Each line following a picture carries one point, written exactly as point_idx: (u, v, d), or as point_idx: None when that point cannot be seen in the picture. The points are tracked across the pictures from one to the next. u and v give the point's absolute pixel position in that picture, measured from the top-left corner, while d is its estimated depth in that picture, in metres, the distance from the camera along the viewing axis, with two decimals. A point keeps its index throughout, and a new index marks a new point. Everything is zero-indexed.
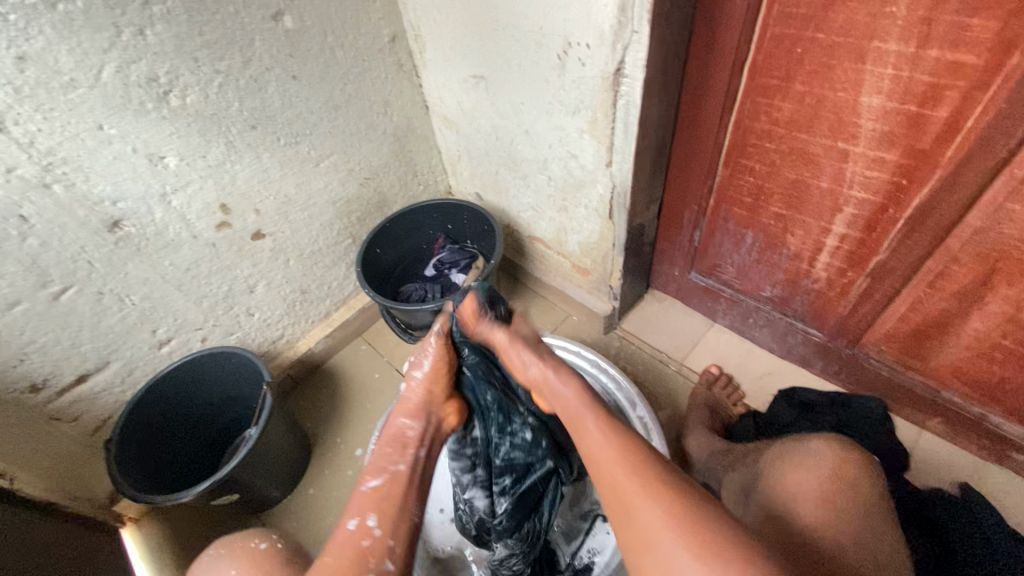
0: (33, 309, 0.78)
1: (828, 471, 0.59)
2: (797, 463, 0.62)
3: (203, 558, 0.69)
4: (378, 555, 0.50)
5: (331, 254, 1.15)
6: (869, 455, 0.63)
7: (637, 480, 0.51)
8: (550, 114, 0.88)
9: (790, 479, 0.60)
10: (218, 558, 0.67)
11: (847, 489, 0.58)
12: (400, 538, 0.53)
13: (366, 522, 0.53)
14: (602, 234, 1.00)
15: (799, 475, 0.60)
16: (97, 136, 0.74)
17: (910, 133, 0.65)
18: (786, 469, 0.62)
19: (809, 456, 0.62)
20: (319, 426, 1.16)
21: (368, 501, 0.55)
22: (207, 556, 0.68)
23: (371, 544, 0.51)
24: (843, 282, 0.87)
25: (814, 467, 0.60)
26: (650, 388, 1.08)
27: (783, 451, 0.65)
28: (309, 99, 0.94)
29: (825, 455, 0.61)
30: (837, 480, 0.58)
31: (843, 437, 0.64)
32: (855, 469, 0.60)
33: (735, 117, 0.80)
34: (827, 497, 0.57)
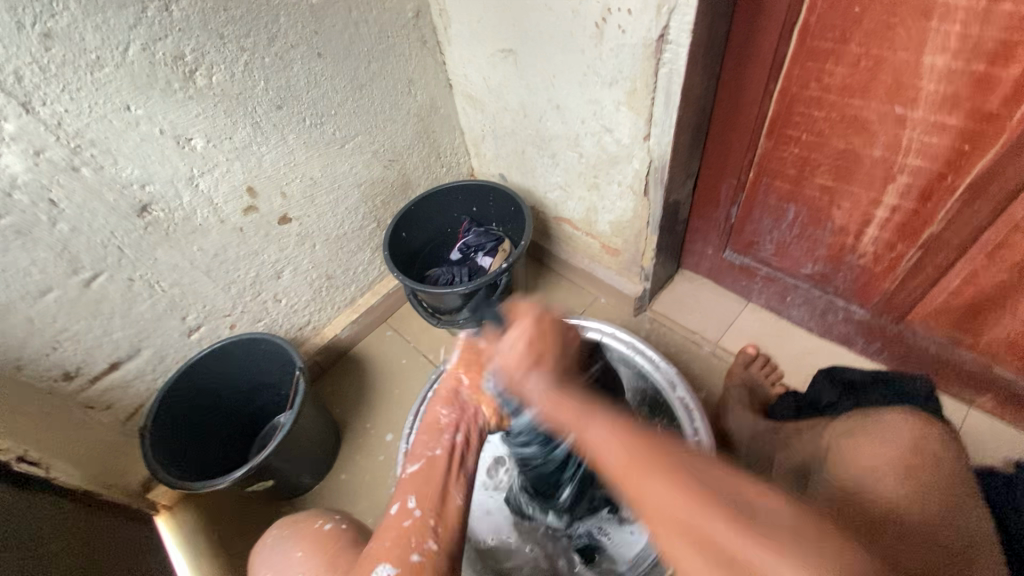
0: (65, 295, 0.77)
1: (907, 445, 0.59)
2: (869, 434, 0.62)
3: (266, 541, 0.68)
4: (417, 536, 0.51)
5: (356, 239, 1.13)
6: (948, 428, 0.62)
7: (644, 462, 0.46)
8: (585, 87, 0.85)
9: (870, 447, 0.60)
10: (280, 541, 0.66)
11: (931, 466, 0.57)
12: (441, 518, 0.53)
13: (406, 504, 0.53)
14: (635, 212, 0.98)
15: (877, 448, 0.60)
16: (125, 117, 0.72)
17: (976, 95, 0.62)
18: (859, 444, 0.62)
19: (883, 431, 0.61)
20: (348, 412, 1.15)
21: (410, 483, 0.55)
22: (270, 539, 0.68)
23: (411, 526, 0.51)
24: (891, 256, 0.84)
25: (890, 442, 0.60)
26: (684, 369, 1.06)
27: (855, 422, 0.66)
28: (334, 77, 0.91)
29: (902, 429, 0.61)
30: (921, 452, 0.58)
31: (916, 411, 0.63)
32: (935, 443, 0.59)
33: (781, 85, 0.76)
34: (910, 472, 0.56)
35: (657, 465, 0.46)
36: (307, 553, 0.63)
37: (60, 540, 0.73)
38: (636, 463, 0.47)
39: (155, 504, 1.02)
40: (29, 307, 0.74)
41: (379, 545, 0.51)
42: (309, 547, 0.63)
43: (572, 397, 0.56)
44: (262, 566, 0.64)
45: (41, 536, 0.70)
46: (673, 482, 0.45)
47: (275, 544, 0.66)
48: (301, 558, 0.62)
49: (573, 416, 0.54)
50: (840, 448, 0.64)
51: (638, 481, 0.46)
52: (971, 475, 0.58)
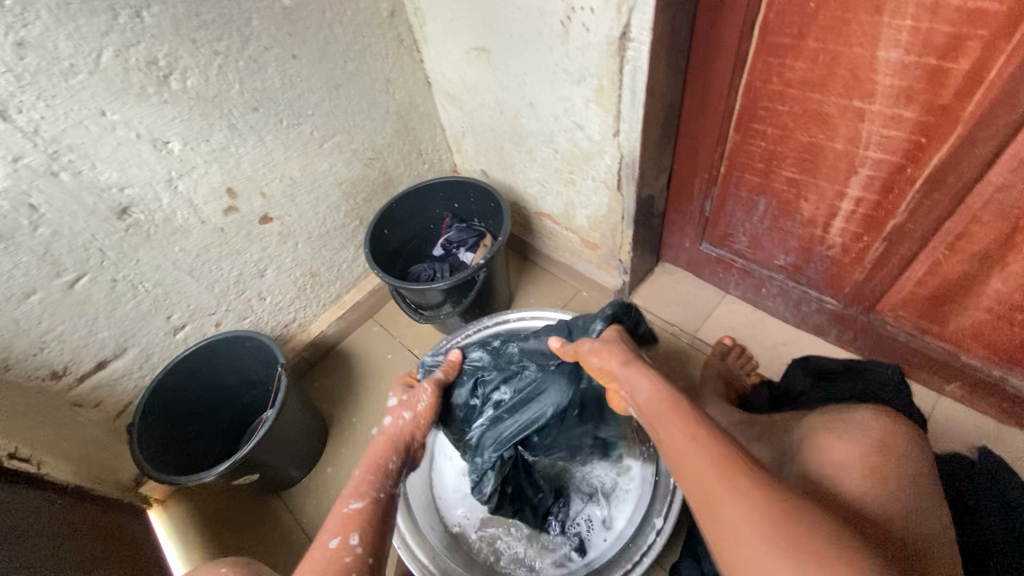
0: (49, 297, 0.79)
1: (873, 441, 0.61)
2: (841, 433, 0.64)
3: None
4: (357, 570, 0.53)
5: (339, 237, 1.15)
6: (913, 425, 0.66)
7: (743, 485, 0.48)
8: (555, 84, 0.86)
9: (842, 446, 0.62)
10: None
11: (891, 459, 0.60)
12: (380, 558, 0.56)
13: (347, 539, 0.56)
14: (610, 207, 0.99)
15: (842, 447, 0.62)
16: (101, 122, 0.74)
17: (929, 88, 0.63)
18: (827, 438, 0.64)
19: (852, 432, 0.63)
20: (335, 406, 1.17)
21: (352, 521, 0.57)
22: None
23: (351, 562, 0.54)
24: (858, 247, 0.85)
25: (855, 439, 0.62)
26: (662, 361, 1.08)
27: (825, 421, 0.68)
28: (310, 78, 0.93)
29: (868, 427, 0.63)
30: (884, 447, 0.61)
31: (884, 407, 0.67)
32: (900, 441, 0.62)
33: (745, 80, 0.77)
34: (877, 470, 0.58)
35: (754, 507, 0.46)
36: None
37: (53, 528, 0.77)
38: (731, 506, 0.47)
39: (147, 498, 1.05)
40: (14, 310, 0.76)
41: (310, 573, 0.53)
42: None
43: (678, 414, 0.56)
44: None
45: (31, 530, 0.72)
46: (756, 521, 0.45)
47: None
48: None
49: (674, 447, 0.54)
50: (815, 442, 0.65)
51: (731, 529, 0.46)
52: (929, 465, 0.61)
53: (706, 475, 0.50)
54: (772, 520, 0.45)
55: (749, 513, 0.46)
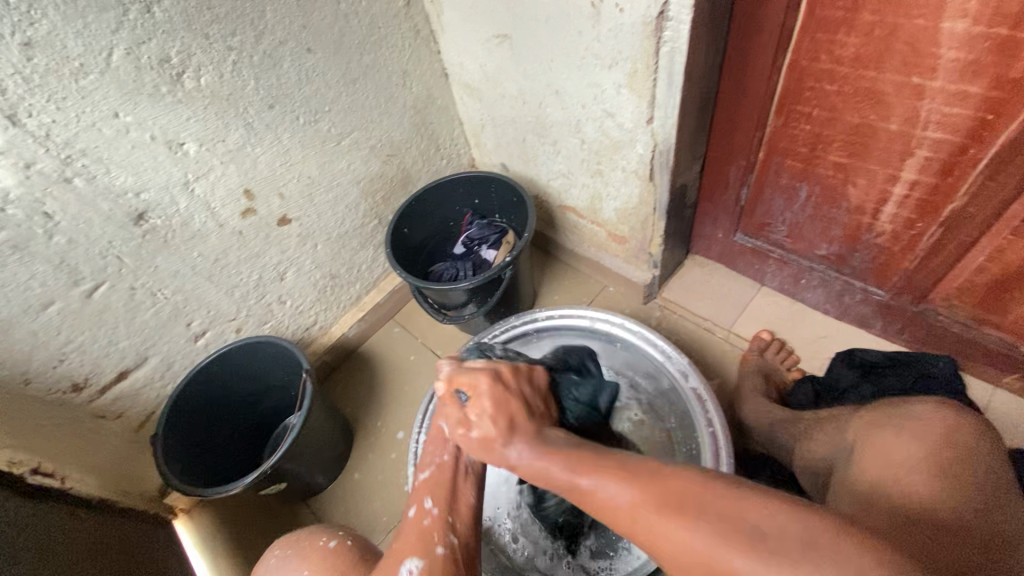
0: (67, 308, 0.77)
1: (938, 439, 0.55)
2: (899, 428, 0.58)
3: (268, 560, 0.65)
4: None
5: (358, 237, 1.12)
6: (985, 420, 0.58)
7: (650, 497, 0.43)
8: (584, 71, 0.82)
9: (890, 442, 0.57)
10: (284, 560, 0.64)
11: (961, 462, 0.54)
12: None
13: None
14: (641, 198, 0.95)
15: (903, 444, 0.56)
16: (114, 124, 0.71)
17: (1001, 60, 0.58)
18: (884, 435, 0.59)
19: (919, 422, 0.58)
20: (359, 410, 1.14)
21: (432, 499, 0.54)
22: (273, 558, 0.65)
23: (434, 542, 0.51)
24: (911, 234, 0.80)
25: (918, 435, 0.56)
26: (697, 357, 1.04)
27: (883, 414, 0.62)
28: (326, 72, 0.89)
29: (931, 422, 0.57)
30: (953, 447, 0.55)
31: (952, 402, 0.59)
32: (966, 437, 0.56)
33: (790, 59, 0.73)
34: (937, 467, 0.53)
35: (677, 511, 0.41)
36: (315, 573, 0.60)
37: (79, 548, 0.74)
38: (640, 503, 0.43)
39: (173, 509, 1.02)
40: (32, 322, 0.74)
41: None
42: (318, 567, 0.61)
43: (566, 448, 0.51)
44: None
45: (59, 550, 0.70)
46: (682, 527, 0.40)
47: (278, 564, 0.64)
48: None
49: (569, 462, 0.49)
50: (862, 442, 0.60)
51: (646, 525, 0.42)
52: (1004, 470, 0.54)
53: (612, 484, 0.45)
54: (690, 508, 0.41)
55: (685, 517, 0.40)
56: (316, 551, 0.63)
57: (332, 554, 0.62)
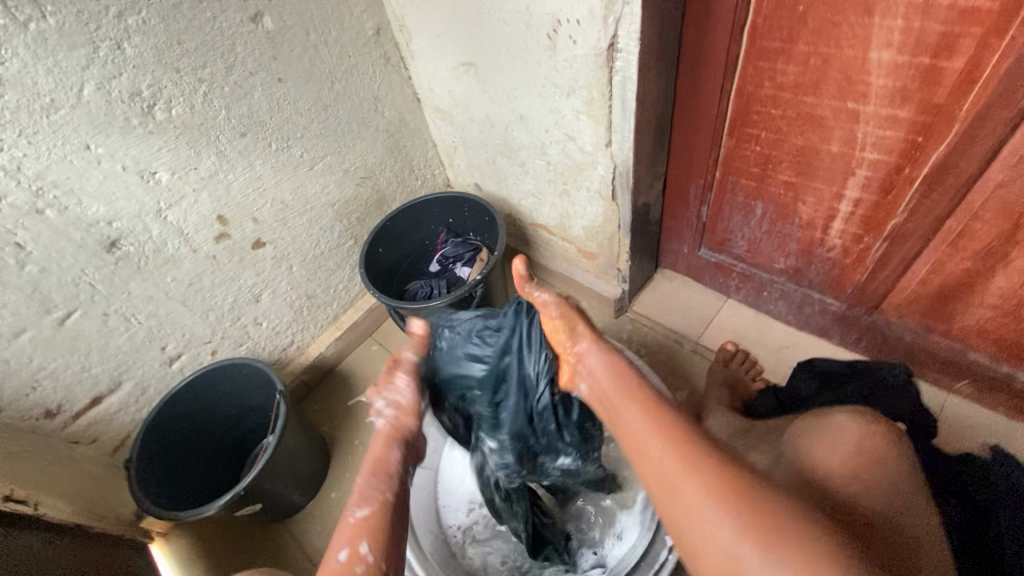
0: (40, 335, 0.78)
1: (853, 447, 0.58)
2: (818, 436, 0.61)
3: None
4: None
5: (333, 257, 1.14)
6: (897, 425, 0.61)
7: (681, 449, 0.53)
8: (545, 97, 0.85)
9: (811, 451, 0.60)
10: None
11: (875, 464, 0.57)
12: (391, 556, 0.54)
13: (357, 548, 0.53)
14: (606, 216, 0.98)
15: (828, 452, 0.59)
16: (86, 156, 0.73)
17: (924, 87, 0.62)
18: (811, 441, 0.61)
19: (834, 427, 0.61)
20: (337, 429, 1.16)
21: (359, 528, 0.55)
22: None
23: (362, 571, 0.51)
24: (859, 248, 0.84)
25: (837, 442, 0.59)
26: (666, 369, 1.07)
27: (808, 423, 0.64)
28: (297, 101, 0.92)
29: (848, 430, 0.60)
30: (863, 451, 0.58)
31: (868, 409, 0.62)
32: (877, 444, 0.58)
33: (736, 85, 0.76)
34: (853, 472, 0.56)
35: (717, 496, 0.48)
36: None
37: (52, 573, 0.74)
38: (693, 489, 0.50)
39: (148, 532, 1.02)
40: (3, 350, 0.75)
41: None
42: None
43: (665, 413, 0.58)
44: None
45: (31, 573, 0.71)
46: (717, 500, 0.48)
47: None
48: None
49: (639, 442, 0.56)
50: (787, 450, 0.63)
51: (684, 499, 0.50)
52: (914, 471, 0.58)
53: (649, 440, 0.55)
54: (713, 473, 0.50)
55: (699, 477, 0.50)
56: None
57: None
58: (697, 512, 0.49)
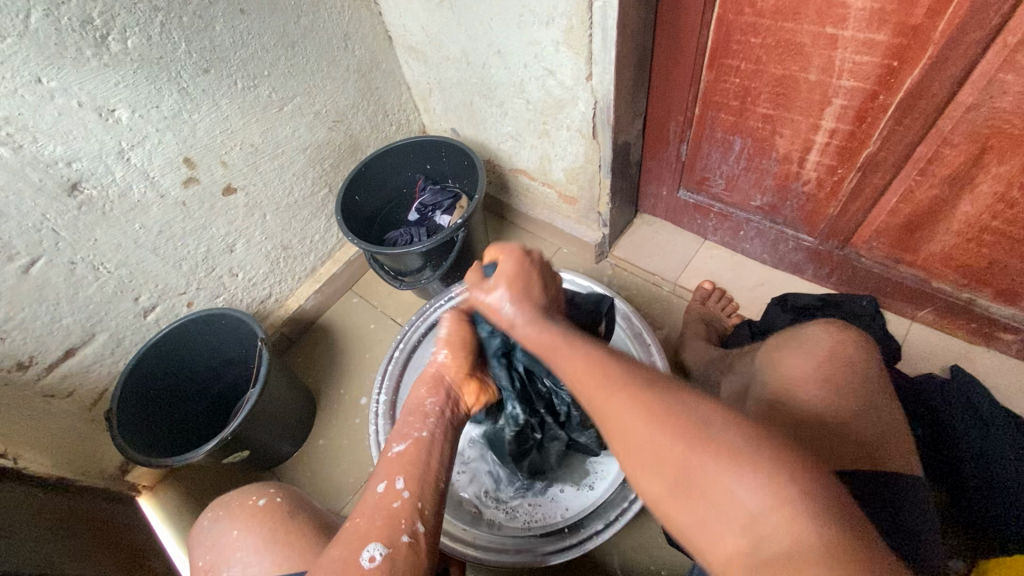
0: (4, 284, 0.75)
1: (825, 353, 0.61)
2: (793, 348, 0.63)
3: (200, 523, 0.67)
4: (406, 516, 0.51)
5: (308, 206, 1.11)
6: (867, 336, 0.64)
7: (610, 383, 0.46)
8: (523, 28, 0.83)
9: (786, 363, 0.62)
10: (215, 522, 0.66)
11: (845, 369, 0.59)
12: (428, 500, 0.53)
13: (394, 484, 0.53)
14: (586, 156, 0.97)
15: (796, 364, 0.61)
16: (37, 90, 0.68)
17: (901, 8, 0.62)
18: (783, 355, 0.63)
19: (806, 340, 0.63)
20: (321, 379, 1.15)
21: (398, 465, 0.55)
22: (204, 521, 0.67)
23: (401, 507, 0.51)
24: (833, 181, 0.85)
25: (811, 353, 0.61)
26: (646, 309, 1.09)
27: (781, 337, 0.67)
28: (262, 35, 0.87)
29: (821, 339, 0.62)
30: (836, 358, 0.60)
31: (840, 320, 0.65)
32: (852, 348, 0.61)
33: (717, 14, 0.75)
34: (825, 380, 0.58)
35: (675, 427, 0.42)
36: (247, 530, 0.63)
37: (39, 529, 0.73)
38: (651, 429, 0.43)
39: (136, 485, 1.03)
40: None
41: (362, 525, 0.51)
42: (249, 526, 0.63)
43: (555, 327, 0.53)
44: (201, 547, 0.65)
45: (12, 528, 0.70)
46: (673, 431, 0.42)
47: (212, 527, 0.65)
48: (239, 535, 0.63)
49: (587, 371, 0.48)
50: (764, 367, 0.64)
51: (634, 436, 0.43)
52: (882, 373, 0.61)
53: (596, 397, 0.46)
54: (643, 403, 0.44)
55: (642, 414, 0.43)
56: (246, 509, 0.65)
57: (261, 510, 0.64)
58: (658, 453, 0.42)
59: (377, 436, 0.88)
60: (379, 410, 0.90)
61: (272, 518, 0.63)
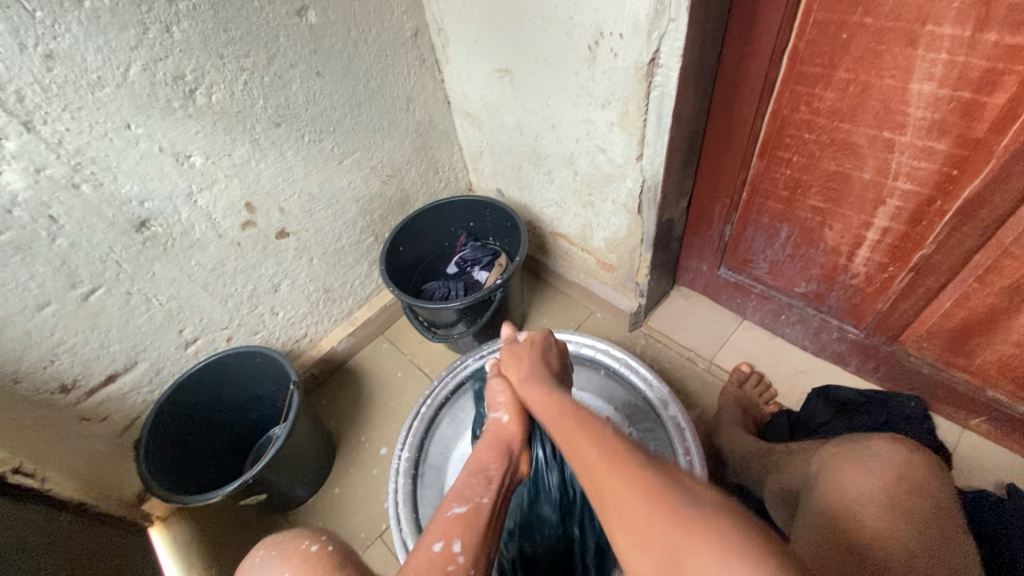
0: (63, 309, 0.78)
1: (892, 476, 0.58)
2: (854, 465, 0.60)
3: (253, 560, 0.61)
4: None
5: (353, 253, 1.14)
6: (938, 459, 0.61)
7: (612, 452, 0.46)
8: (579, 107, 0.86)
9: (844, 480, 0.59)
10: (269, 560, 0.60)
11: (909, 499, 0.56)
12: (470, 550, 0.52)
13: (450, 546, 0.51)
14: (630, 229, 0.98)
15: (859, 476, 0.59)
16: (125, 135, 0.74)
17: (963, 122, 0.62)
18: (843, 467, 0.61)
19: (869, 454, 0.61)
20: (344, 424, 1.15)
21: (447, 528, 0.54)
22: (258, 559, 0.61)
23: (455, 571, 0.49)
24: (883, 278, 0.84)
25: (873, 471, 0.58)
26: (679, 385, 1.07)
27: (839, 449, 0.64)
28: (332, 95, 0.93)
29: (886, 456, 0.60)
30: (901, 482, 0.57)
31: (905, 437, 0.62)
32: (919, 473, 0.58)
33: (771, 109, 0.77)
34: (891, 501, 0.56)
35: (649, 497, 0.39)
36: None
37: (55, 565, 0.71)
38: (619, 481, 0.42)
39: (149, 515, 1.01)
40: (27, 321, 0.75)
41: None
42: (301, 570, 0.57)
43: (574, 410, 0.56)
44: None
45: (37, 553, 0.70)
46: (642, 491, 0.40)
47: (263, 565, 0.59)
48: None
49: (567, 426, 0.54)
50: (817, 482, 0.62)
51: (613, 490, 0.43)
52: (954, 504, 0.57)
53: (591, 452, 0.47)
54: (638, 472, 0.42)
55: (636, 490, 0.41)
56: (299, 554, 0.59)
57: (317, 557, 0.58)
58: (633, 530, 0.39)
59: (396, 495, 0.86)
60: (400, 467, 0.89)
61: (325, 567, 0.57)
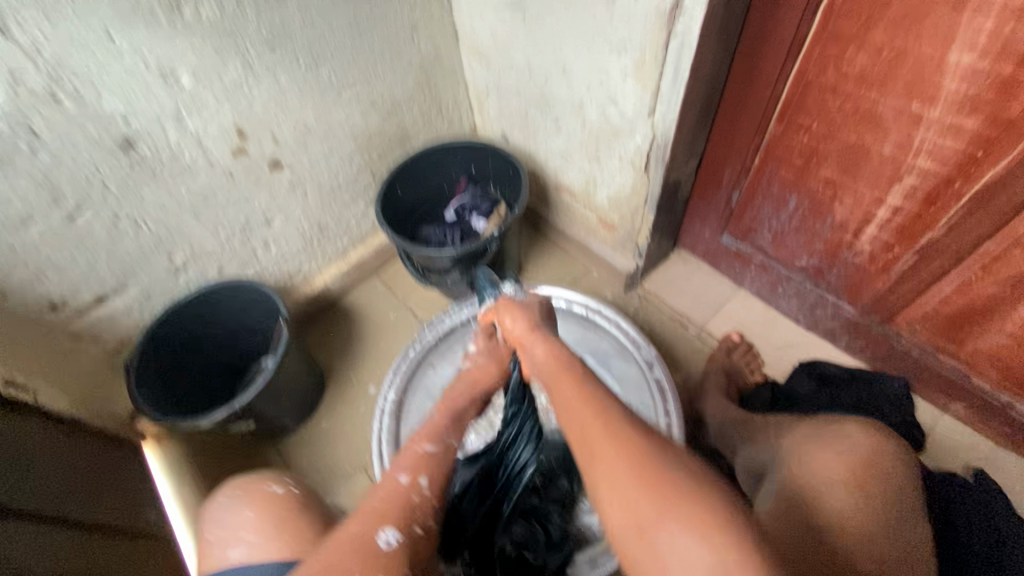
0: (49, 228, 0.77)
1: (861, 457, 0.59)
2: (824, 444, 0.61)
3: (218, 500, 0.68)
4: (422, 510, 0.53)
5: (349, 190, 1.11)
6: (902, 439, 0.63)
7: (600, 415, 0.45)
8: (593, 53, 0.81)
9: (817, 461, 0.59)
10: (231, 501, 0.67)
11: (879, 478, 0.58)
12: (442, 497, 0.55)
13: (417, 481, 0.54)
14: (635, 187, 0.95)
15: (831, 458, 0.59)
16: (108, 47, 0.69)
17: (998, 100, 0.58)
18: (816, 449, 0.61)
19: (843, 435, 0.61)
20: (334, 361, 1.16)
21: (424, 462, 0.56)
22: (222, 499, 0.68)
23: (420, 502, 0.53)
24: (887, 258, 0.82)
25: (846, 451, 0.59)
26: (668, 349, 1.07)
27: (813, 429, 0.65)
28: (332, 19, 0.87)
29: (858, 440, 0.60)
30: (870, 466, 0.58)
31: (879, 422, 0.63)
32: (889, 458, 0.59)
33: (797, 69, 0.72)
34: (858, 484, 0.57)
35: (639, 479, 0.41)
36: (260, 511, 0.65)
37: (57, 481, 0.75)
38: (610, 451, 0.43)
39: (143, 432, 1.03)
40: (12, 238, 0.74)
41: (378, 508, 0.51)
42: (263, 506, 0.66)
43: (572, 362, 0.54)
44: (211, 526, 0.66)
45: (32, 464, 0.72)
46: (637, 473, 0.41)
47: (225, 506, 0.67)
48: (253, 516, 0.65)
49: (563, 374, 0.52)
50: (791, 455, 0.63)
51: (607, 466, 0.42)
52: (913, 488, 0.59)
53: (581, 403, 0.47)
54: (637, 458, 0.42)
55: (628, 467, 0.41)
56: (262, 494, 0.67)
57: (278, 497, 0.67)
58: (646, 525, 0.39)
59: (379, 434, 0.88)
60: (385, 408, 0.90)
61: (282, 506, 0.66)
